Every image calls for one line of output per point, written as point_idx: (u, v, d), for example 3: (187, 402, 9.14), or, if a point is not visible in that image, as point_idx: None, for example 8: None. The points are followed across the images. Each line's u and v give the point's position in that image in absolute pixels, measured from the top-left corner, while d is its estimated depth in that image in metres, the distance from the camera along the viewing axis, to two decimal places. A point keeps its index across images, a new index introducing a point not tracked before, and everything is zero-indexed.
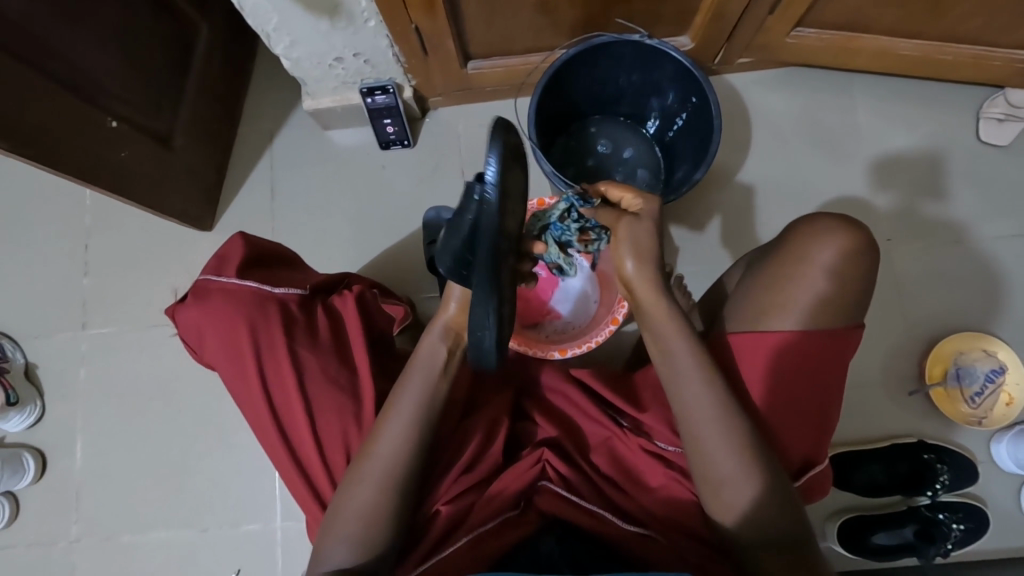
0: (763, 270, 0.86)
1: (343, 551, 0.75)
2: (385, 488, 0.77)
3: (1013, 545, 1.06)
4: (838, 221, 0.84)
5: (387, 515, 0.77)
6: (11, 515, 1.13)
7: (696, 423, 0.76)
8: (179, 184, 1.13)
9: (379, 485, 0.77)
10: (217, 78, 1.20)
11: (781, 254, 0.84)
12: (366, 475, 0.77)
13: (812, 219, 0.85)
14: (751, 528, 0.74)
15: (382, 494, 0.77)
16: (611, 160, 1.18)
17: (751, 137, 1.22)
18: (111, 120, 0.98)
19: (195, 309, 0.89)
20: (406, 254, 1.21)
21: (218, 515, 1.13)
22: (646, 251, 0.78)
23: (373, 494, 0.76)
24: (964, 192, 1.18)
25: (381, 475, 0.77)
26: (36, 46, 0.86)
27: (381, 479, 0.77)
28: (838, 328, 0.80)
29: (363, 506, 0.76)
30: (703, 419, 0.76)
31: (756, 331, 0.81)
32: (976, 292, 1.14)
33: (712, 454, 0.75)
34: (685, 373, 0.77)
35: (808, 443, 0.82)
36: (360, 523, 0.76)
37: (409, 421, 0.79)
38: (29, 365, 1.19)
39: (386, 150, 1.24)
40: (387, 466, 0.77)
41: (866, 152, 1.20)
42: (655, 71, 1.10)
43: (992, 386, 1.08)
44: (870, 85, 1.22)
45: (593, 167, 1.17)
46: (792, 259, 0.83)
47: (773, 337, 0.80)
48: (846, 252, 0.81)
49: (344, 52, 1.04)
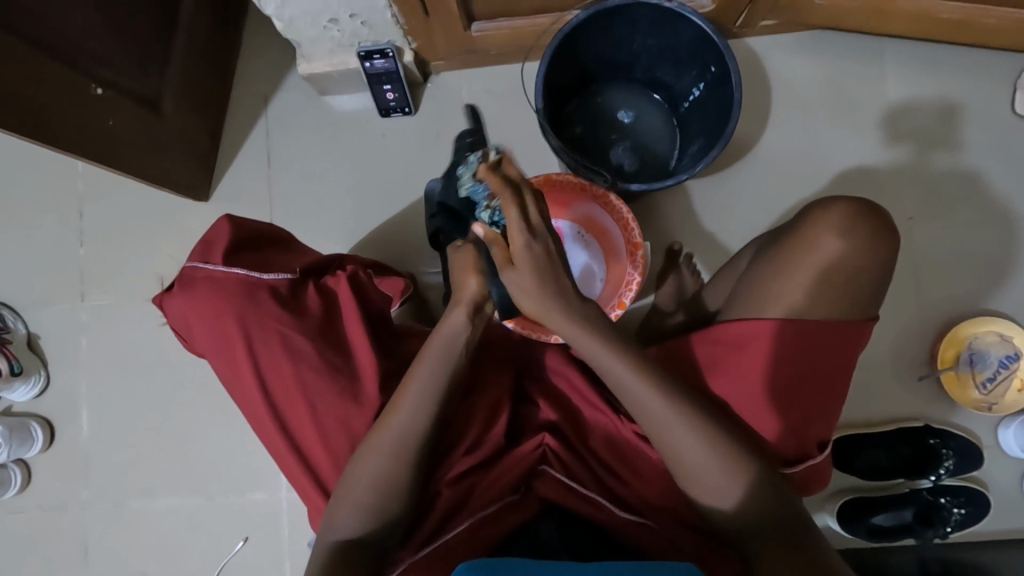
0: (783, 250, 0.80)
1: (352, 521, 0.73)
2: (397, 458, 0.74)
3: (1013, 528, 1.07)
4: (870, 208, 0.79)
5: (394, 491, 0.74)
6: (24, 480, 1.16)
7: (669, 432, 0.71)
8: (169, 154, 1.09)
9: (392, 454, 0.74)
10: (206, 37, 1.14)
11: (803, 237, 0.78)
12: (379, 444, 0.75)
13: (836, 201, 0.79)
14: (744, 517, 0.71)
15: (400, 471, 0.74)
16: (606, 127, 1.13)
17: (772, 105, 1.15)
18: (96, 87, 0.92)
19: (183, 299, 0.87)
20: (406, 226, 1.17)
21: (225, 484, 1.14)
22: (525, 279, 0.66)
23: (384, 468, 0.74)
24: (995, 167, 1.12)
25: (395, 447, 0.74)
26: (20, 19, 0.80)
27: (392, 448, 0.74)
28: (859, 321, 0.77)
29: (377, 478, 0.74)
30: (671, 423, 0.71)
31: (788, 320, 0.77)
32: (999, 274, 1.10)
33: (682, 448, 0.71)
34: (630, 385, 0.72)
35: (805, 431, 0.79)
36: (370, 491, 0.73)
37: (426, 396, 0.75)
38: (31, 335, 1.19)
39: (386, 118, 1.18)
40: (396, 437, 0.74)
41: (893, 122, 1.13)
42: (672, 38, 1.03)
43: (1005, 371, 1.06)
44: (901, 49, 1.14)
45: (581, 136, 1.12)
46: (830, 250, 0.76)
47: (806, 330, 0.76)
48: (883, 242, 0.77)
49: (339, 13, 0.97)
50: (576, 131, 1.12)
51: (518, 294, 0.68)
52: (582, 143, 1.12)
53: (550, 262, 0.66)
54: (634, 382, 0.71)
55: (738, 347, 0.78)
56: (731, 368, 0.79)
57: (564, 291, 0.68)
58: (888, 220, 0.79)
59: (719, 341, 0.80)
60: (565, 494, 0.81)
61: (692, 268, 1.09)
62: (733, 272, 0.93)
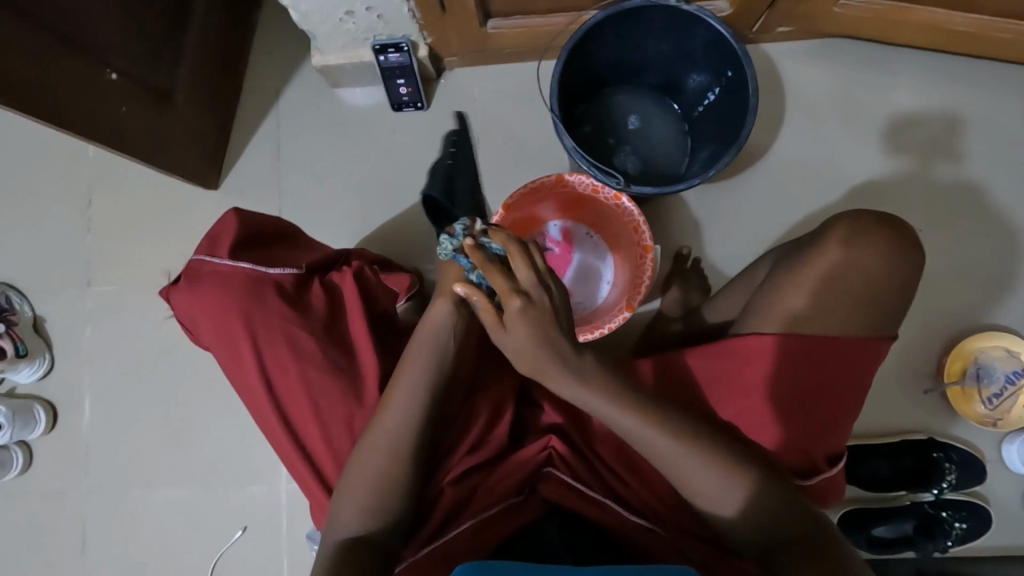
0: (798, 265, 0.79)
1: (356, 521, 0.72)
2: (397, 456, 0.74)
3: (1015, 545, 1.06)
4: (882, 220, 0.78)
5: (395, 489, 0.73)
6: (25, 462, 1.16)
7: (663, 450, 0.71)
8: (181, 142, 1.08)
9: (390, 452, 0.74)
10: (220, 27, 1.13)
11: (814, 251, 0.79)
12: (378, 441, 0.74)
13: (851, 215, 0.79)
14: (749, 524, 0.70)
15: (395, 467, 0.73)
16: (617, 128, 1.12)
17: (785, 113, 1.14)
18: (110, 73, 0.92)
19: (189, 294, 0.87)
20: (415, 222, 1.17)
21: (226, 474, 1.15)
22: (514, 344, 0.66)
23: (383, 465, 0.73)
24: (1007, 181, 1.11)
25: (393, 445, 0.74)
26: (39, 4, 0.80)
27: (392, 447, 0.74)
28: (872, 334, 0.77)
29: (374, 476, 0.73)
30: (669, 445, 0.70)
31: (790, 333, 0.77)
32: (1008, 289, 1.10)
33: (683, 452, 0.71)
34: (609, 417, 0.71)
35: (814, 442, 0.78)
36: (372, 490, 0.72)
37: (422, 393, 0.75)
38: (37, 318, 1.19)
39: (398, 113, 1.18)
40: (393, 436, 0.74)
41: (907, 133, 1.13)
42: (687, 41, 1.03)
43: (1011, 387, 1.05)
44: (917, 60, 1.14)
45: (592, 137, 1.12)
46: (842, 265, 0.77)
47: (807, 342, 0.76)
48: (897, 255, 0.76)
49: (355, 6, 0.97)
50: (587, 132, 1.12)
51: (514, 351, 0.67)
52: (593, 144, 1.12)
53: (541, 323, 0.64)
54: (616, 408, 0.70)
55: (746, 357, 0.78)
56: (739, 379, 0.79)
57: (553, 348, 0.65)
58: (909, 233, 0.78)
59: (723, 351, 0.80)
60: (567, 495, 0.80)
61: (698, 274, 1.11)
62: (749, 283, 0.92)
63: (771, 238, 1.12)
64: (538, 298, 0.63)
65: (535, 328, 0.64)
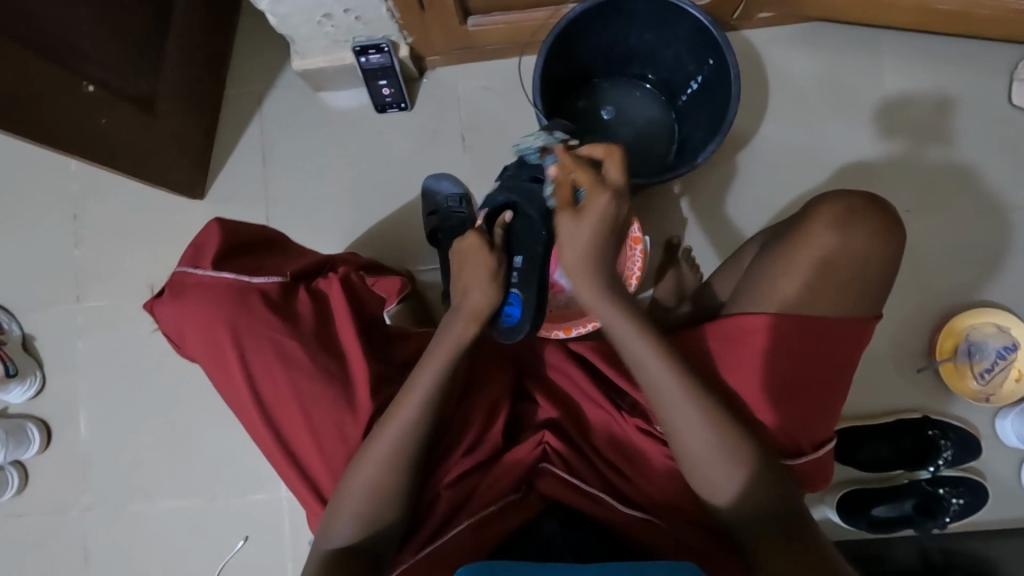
0: (785, 249, 0.80)
1: (352, 528, 0.73)
2: (396, 464, 0.73)
3: (1013, 518, 1.07)
4: (864, 202, 0.79)
5: (394, 496, 0.74)
6: (22, 482, 1.16)
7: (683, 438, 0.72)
8: (164, 154, 1.08)
9: (385, 463, 0.73)
10: (199, 34, 1.12)
11: (802, 234, 0.79)
12: (376, 452, 0.73)
13: (836, 197, 0.80)
14: (740, 513, 0.71)
15: (395, 478, 0.73)
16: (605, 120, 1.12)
17: (770, 98, 1.15)
18: (88, 85, 0.90)
19: (173, 307, 0.86)
20: (404, 223, 1.16)
21: (226, 485, 1.14)
22: (584, 243, 0.73)
23: (381, 474, 0.73)
24: (993, 158, 1.12)
25: (392, 457, 0.73)
26: (20, 22, 0.80)
27: (391, 459, 0.73)
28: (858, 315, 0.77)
29: (370, 486, 0.73)
30: (691, 426, 0.71)
31: (789, 316, 0.76)
32: (998, 265, 1.11)
33: (685, 433, 0.71)
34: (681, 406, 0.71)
35: (801, 428, 0.78)
36: (365, 500, 0.73)
37: (423, 405, 0.74)
38: (26, 336, 1.18)
39: (382, 114, 1.18)
40: (390, 442, 0.73)
41: (891, 114, 1.13)
42: (668, 30, 1.03)
43: (1003, 361, 1.07)
44: (899, 41, 1.14)
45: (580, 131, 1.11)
46: (832, 248, 0.77)
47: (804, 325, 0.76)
48: (883, 236, 0.77)
49: (334, 8, 0.96)
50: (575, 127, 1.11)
51: (569, 247, 0.73)
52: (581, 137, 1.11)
53: (613, 221, 0.73)
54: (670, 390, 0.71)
55: (740, 341, 0.78)
56: (734, 362, 0.78)
57: (607, 251, 0.74)
58: (893, 214, 0.79)
59: (720, 333, 0.79)
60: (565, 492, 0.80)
61: (690, 262, 1.09)
62: (737, 267, 0.94)
63: (760, 225, 1.12)
64: (619, 197, 0.72)
65: (607, 226, 0.73)
